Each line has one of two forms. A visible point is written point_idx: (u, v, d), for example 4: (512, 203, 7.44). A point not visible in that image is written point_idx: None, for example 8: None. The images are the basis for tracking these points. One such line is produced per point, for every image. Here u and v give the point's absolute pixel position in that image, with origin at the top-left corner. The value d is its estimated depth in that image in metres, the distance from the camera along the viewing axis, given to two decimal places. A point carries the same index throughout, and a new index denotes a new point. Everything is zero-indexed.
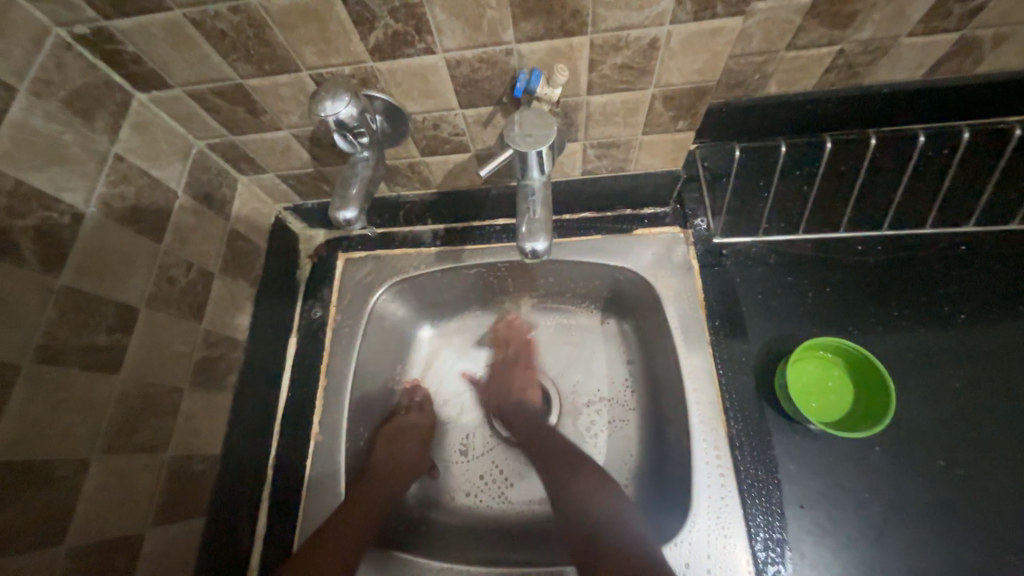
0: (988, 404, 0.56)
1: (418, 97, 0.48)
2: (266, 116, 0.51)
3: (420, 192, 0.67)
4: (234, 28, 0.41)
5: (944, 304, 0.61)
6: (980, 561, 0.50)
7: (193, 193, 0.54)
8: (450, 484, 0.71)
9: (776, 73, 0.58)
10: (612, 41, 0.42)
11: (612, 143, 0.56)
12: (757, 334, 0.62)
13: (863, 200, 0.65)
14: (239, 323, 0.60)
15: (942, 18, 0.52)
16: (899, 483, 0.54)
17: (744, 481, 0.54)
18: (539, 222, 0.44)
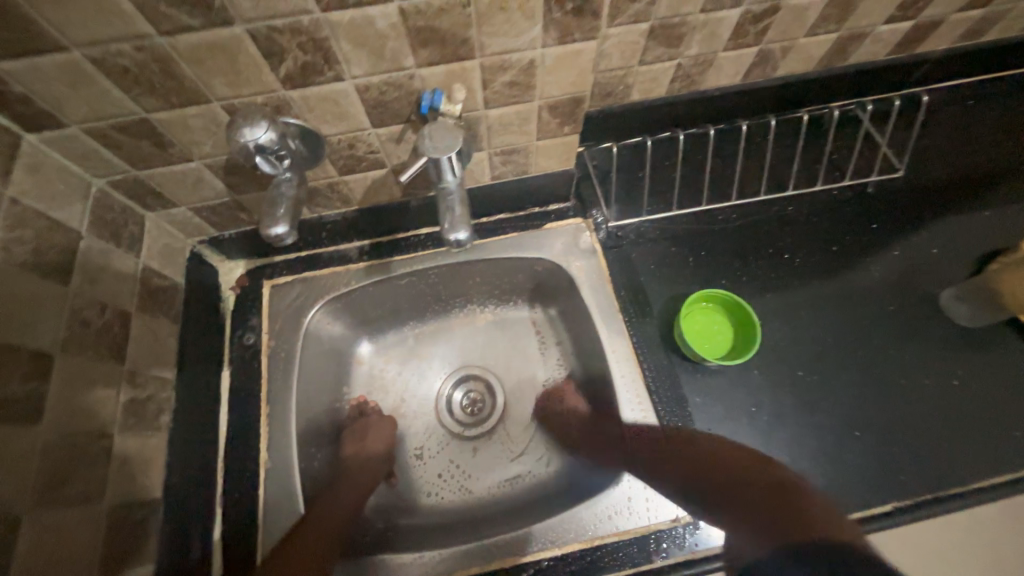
0: (827, 324, 0.73)
1: (331, 120, 0.52)
2: (176, 148, 0.51)
3: (342, 210, 0.70)
4: (139, 64, 0.42)
5: (787, 253, 0.77)
6: (839, 441, 0.65)
7: (99, 232, 0.52)
8: (408, 489, 0.74)
9: (635, 84, 0.72)
10: (498, 63, 0.50)
11: (513, 149, 0.65)
12: (657, 298, 0.74)
13: (718, 179, 0.80)
14: (163, 362, 0.58)
15: (744, 36, 0.69)
16: (775, 396, 0.67)
17: (663, 418, 0.65)
18: (460, 217, 0.50)
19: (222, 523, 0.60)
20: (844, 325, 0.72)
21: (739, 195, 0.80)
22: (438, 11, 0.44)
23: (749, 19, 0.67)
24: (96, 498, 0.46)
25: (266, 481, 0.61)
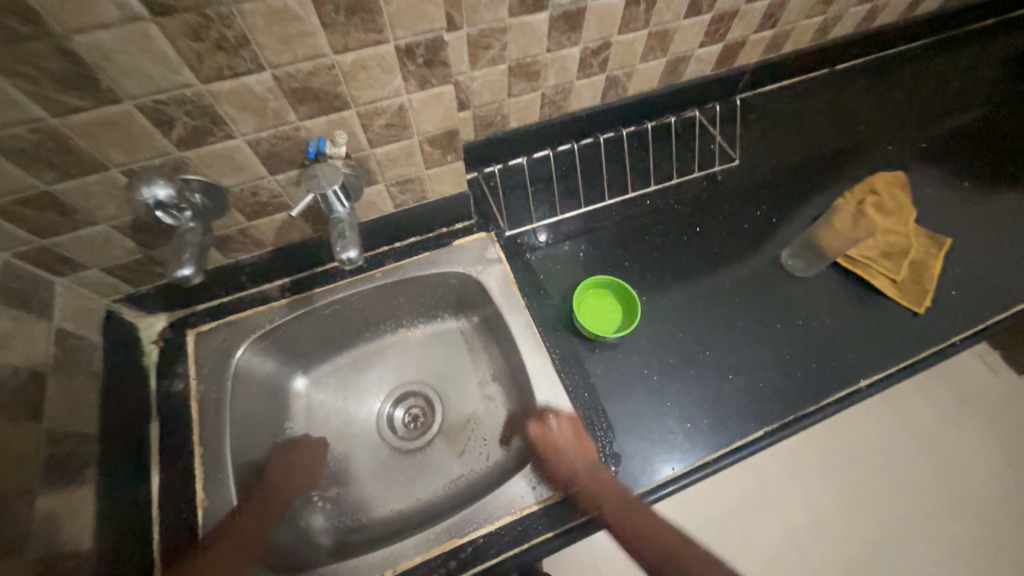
0: (699, 292, 0.86)
1: (230, 173, 0.59)
2: (80, 214, 0.56)
3: (257, 253, 0.75)
4: (35, 144, 0.47)
5: (660, 238, 0.91)
6: (718, 386, 0.77)
7: (9, 301, 0.55)
8: (353, 505, 0.77)
9: (510, 113, 0.85)
10: (372, 110, 0.60)
11: (406, 180, 0.74)
12: (555, 291, 0.85)
13: (595, 185, 0.94)
14: (85, 418, 0.60)
15: (590, 67, 0.84)
16: (661, 359, 0.80)
17: (571, 391, 0.73)
18: (349, 238, 0.58)
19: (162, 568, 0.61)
20: (711, 291, 0.87)
21: (613, 196, 0.93)
22: (308, 74, 0.52)
23: (589, 54, 0.81)
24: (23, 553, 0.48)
25: (206, 518, 0.64)
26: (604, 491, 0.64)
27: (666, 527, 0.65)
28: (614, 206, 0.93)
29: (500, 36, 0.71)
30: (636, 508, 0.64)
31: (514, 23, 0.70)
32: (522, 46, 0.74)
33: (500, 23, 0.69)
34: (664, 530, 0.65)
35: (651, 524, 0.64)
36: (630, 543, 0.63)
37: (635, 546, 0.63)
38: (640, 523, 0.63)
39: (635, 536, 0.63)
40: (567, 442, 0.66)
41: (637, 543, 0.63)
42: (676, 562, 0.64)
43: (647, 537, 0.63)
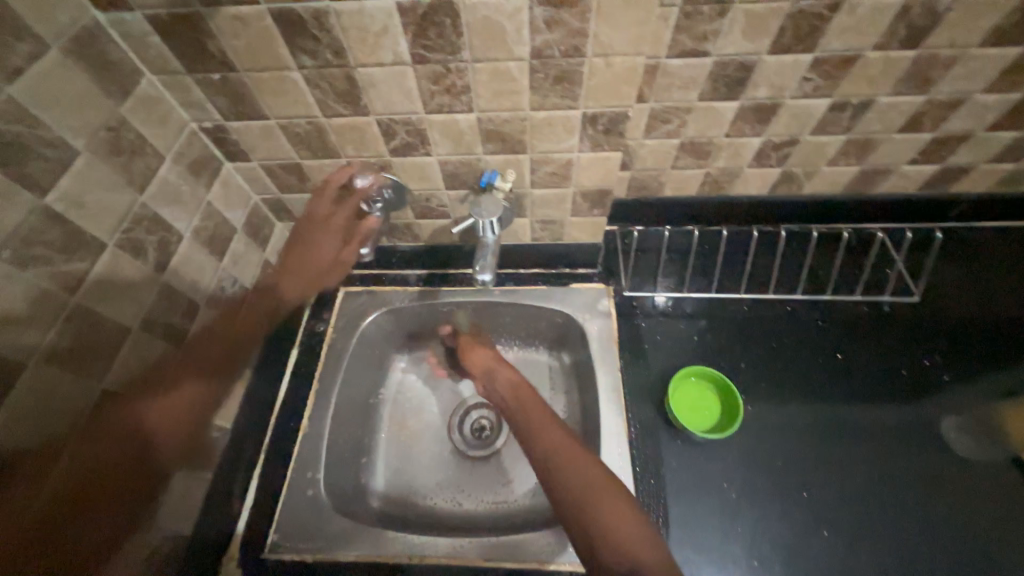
0: (819, 425, 0.76)
1: (417, 180, 0.72)
2: (310, 183, 0.73)
3: (411, 244, 0.89)
4: (306, 131, 0.64)
5: (792, 350, 0.82)
6: (808, 538, 0.67)
7: (247, 230, 0.74)
8: (407, 486, 0.85)
9: (667, 182, 0.86)
10: (544, 158, 0.67)
11: (550, 221, 0.80)
12: (654, 365, 0.82)
13: (733, 273, 0.89)
14: (258, 330, 0.77)
15: (766, 159, 0.81)
16: (749, 479, 0.71)
17: (637, 473, 0.71)
18: (489, 263, 0.66)
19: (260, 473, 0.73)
20: (834, 430, 0.75)
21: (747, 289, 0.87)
22: (504, 121, 0.61)
23: (770, 146, 0.79)
24: None
25: (301, 442, 0.75)
26: (557, 462, 0.64)
27: (619, 512, 0.59)
28: (748, 301, 0.87)
29: (682, 115, 0.73)
30: (598, 498, 0.60)
31: (700, 106, 0.72)
32: (701, 127, 0.75)
33: (685, 104, 0.72)
34: (625, 525, 0.57)
35: (614, 521, 0.58)
36: (563, 515, 0.61)
37: (571, 524, 0.60)
38: (603, 499, 0.60)
39: (572, 506, 0.60)
40: (529, 405, 0.73)
41: (570, 512, 0.60)
42: (615, 539, 0.56)
43: (600, 520, 0.58)
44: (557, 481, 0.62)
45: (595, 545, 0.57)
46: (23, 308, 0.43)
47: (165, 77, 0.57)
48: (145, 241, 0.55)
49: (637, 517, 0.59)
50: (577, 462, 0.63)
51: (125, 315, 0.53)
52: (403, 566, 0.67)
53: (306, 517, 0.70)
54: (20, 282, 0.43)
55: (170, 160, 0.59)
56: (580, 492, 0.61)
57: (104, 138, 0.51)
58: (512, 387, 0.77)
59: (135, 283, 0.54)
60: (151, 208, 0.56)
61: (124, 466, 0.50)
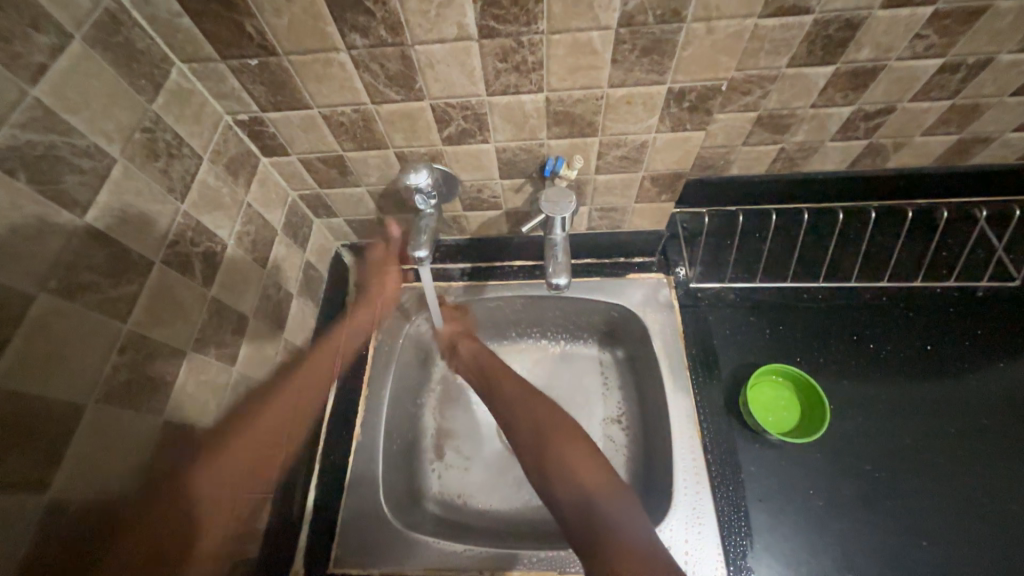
0: (907, 424, 0.71)
1: (470, 170, 0.65)
2: (353, 177, 0.67)
3: (456, 237, 0.82)
4: (352, 120, 0.57)
5: (871, 342, 0.77)
6: (904, 546, 0.63)
7: (287, 231, 0.69)
8: (461, 488, 0.80)
9: (737, 160, 0.78)
10: (615, 141, 0.60)
11: (611, 208, 0.73)
12: (726, 362, 0.77)
13: (806, 257, 0.82)
14: (305, 336, 0.73)
15: (853, 130, 0.72)
16: (836, 483, 0.67)
17: (714, 479, 0.67)
18: (562, 264, 0.60)
19: (316, 488, 0.70)
20: (926, 430, 0.70)
21: (827, 277, 0.81)
22: (577, 101, 0.54)
23: (861, 115, 0.70)
24: (252, 431, 0.60)
25: (355, 451, 0.72)
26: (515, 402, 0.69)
27: (574, 447, 0.63)
28: (819, 289, 0.81)
29: (766, 85, 0.64)
30: (556, 437, 0.64)
31: (788, 73, 0.63)
32: (786, 97, 0.66)
33: (773, 72, 0.62)
34: (576, 461, 0.62)
35: (572, 458, 0.62)
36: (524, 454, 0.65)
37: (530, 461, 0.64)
38: (567, 445, 0.63)
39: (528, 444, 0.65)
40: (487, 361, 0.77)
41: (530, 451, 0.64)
42: (568, 471, 0.61)
43: (559, 457, 0.62)
44: (507, 416, 0.69)
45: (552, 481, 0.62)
46: (75, 345, 0.38)
47: (195, 65, 0.50)
48: (191, 254, 0.50)
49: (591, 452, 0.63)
50: (539, 411, 0.67)
51: (179, 338, 0.48)
52: None
53: (372, 533, 0.67)
54: (70, 316, 0.38)
55: (208, 161, 0.53)
56: (540, 420, 0.66)
57: (140, 141, 0.45)
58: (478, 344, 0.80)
59: (185, 301, 0.49)
60: (194, 217, 0.51)
61: (127, 506, 0.42)
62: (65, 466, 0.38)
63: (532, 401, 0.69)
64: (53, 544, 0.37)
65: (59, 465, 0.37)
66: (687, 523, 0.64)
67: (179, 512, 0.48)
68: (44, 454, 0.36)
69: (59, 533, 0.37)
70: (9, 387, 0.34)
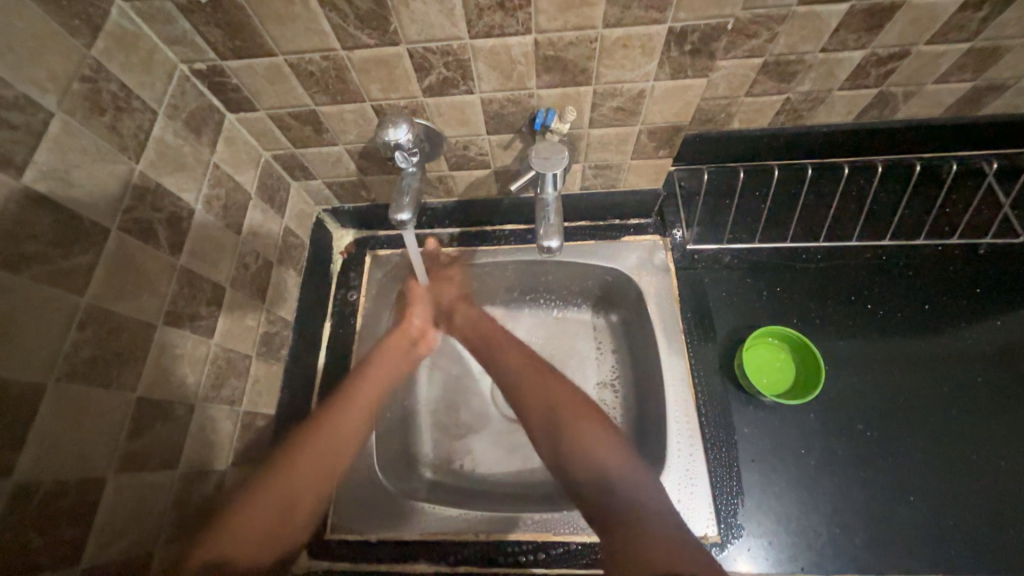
0: (899, 382, 0.71)
1: (454, 125, 0.60)
2: (328, 134, 0.62)
3: (443, 199, 0.78)
4: (322, 70, 0.52)
5: (869, 303, 0.76)
6: (890, 500, 0.64)
7: (262, 195, 0.64)
8: (456, 453, 0.80)
9: (737, 113, 0.73)
10: (611, 90, 0.55)
11: (606, 165, 0.69)
12: (722, 326, 0.76)
13: (806, 215, 0.79)
14: (288, 305, 0.70)
15: (864, 77, 0.68)
16: (828, 442, 0.68)
17: (708, 441, 0.68)
18: (553, 226, 0.57)
19: None
20: (919, 389, 0.70)
21: (826, 237, 0.79)
22: (568, 44, 0.49)
23: (872, 61, 0.65)
24: (237, 404, 0.59)
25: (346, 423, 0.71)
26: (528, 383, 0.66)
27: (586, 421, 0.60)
28: (817, 249, 0.79)
29: (774, 26, 0.59)
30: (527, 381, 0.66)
31: (799, 12, 0.58)
32: (794, 40, 0.61)
33: (782, 10, 0.57)
34: (593, 439, 0.58)
35: (583, 433, 0.59)
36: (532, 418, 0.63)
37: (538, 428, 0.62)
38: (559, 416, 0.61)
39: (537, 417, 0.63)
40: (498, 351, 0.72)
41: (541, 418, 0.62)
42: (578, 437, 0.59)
43: (577, 438, 0.59)
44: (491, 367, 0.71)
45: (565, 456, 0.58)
46: (24, 322, 0.35)
47: (138, 4, 0.45)
48: (153, 220, 0.47)
49: (610, 435, 0.59)
50: (544, 390, 0.64)
51: (145, 310, 0.45)
52: (470, 544, 0.65)
53: (369, 500, 0.68)
54: (15, 290, 0.35)
55: (163, 116, 0.48)
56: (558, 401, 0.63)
57: (80, 92, 0.40)
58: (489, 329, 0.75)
59: (150, 272, 0.46)
60: (153, 179, 0.47)
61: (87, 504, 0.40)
62: (29, 449, 0.35)
63: (538, 383, 0.65)
64: (23, 528, 0.35)
65: (22, 448, 0.35)
66: (681, 483, 0.65)
67: (164, 487, 0.47)
68: (7, 435, 0.34)
69: (29, 517, 0.35)
70: None
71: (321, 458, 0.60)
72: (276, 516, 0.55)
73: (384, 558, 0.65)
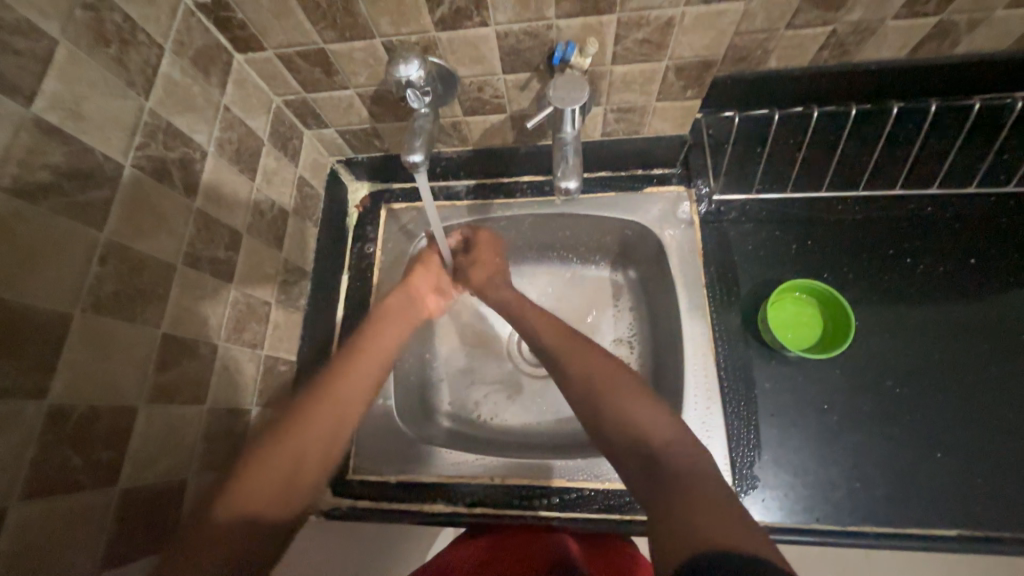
0: (933, 339, 0.67)
1: (469, 63, 0.57)
2: (339, 76, 0.60)
3: (458, 149, 0.76)
4: (329, 1, 0.50)
5: (907, 257, 0.71)
6: (914, 457, 0.62)
7: (275, 142, 0.63)
8: (472, 405, 0.81)
9: (775, 50, 0.67)
10: (636, 19, 0.51)
11: (629, 108, 0.65)
12: (747, 281, 0.73)
13: (843, 163, 0.74)
14: (305, 256, 0.70)
15: (923, 3, 0.61)
16: (852, 399, 0.66)
17: (726, 395, 0.66)
18: (571, 167, 0.54)
19: None
20: (954, 347, 0.67)
21: (867, 187, 0.73)
22: None
23: None
24: (259, 348, 0.60)
25: None
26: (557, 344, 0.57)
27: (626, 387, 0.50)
28: (855, 199, 0.74)
29: None
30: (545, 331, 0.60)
31: None
32: None
33: None
34: (635, 405, 0.48)
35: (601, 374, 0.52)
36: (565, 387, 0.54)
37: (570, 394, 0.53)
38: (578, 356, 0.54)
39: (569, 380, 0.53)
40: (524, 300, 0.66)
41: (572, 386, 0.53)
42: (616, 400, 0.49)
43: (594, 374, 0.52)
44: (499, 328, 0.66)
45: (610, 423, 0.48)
46: (47, 252, 0.36)
47: None
48: (166, 160, 0.46)
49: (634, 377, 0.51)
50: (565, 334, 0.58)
51: (164, 250, 0.46)
52: (485, 488, 0.67)
53: (388, 444, 0.70)
54: (37, 221, 0.35)
55: (171, 52, 0.47)
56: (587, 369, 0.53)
57: (84, 21, 0.39)
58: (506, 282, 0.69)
59: (167, 212, 0.46)
60: (164, 118, 0.46)
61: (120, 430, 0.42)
62: (61, 374, 0.37)
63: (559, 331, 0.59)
64: (61, 446, 0.37)
65: (55, 373, 0.37)
66: (696, 436, 0.64)
67: (192, 420, 0.49)
68: (40, 360, 0.36)
69: (66, 437, 0.37)
70: None
71: (329, 413, 0.52)
72: (288, 471, 0.48)
73: (402, 497, 0.68)
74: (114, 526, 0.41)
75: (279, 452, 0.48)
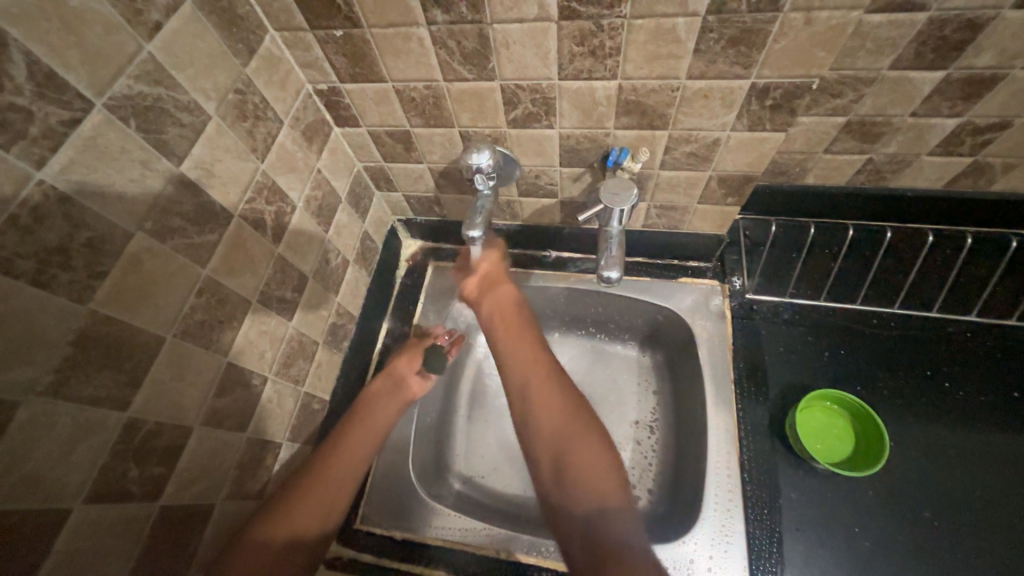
0: (976, 472, 0.64)
1: (531, 155, 0.64)
2: (416, 153, 0.68)
3: (508, 222, 0.82)
4: (422, 97, 0.58)
5: (946, 381, 0.70)
6: None
7: (350, 200, 0.72)
8: (484, 468, 0.81)
9: (814, 169, 0.73)
10: (686, 136, 0.57)
11: (672, 206, 0.70)
12: (775, 382, 0.73)
13: (881, 280, 0.74)
14: (357, 302, 0.76)
15: (957, 145, 0.65)
16: (886, 525, 0.62)
17: (749, 500, 0.64)
18: (614, 259, 0.59)
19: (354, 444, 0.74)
20: (999, 481, 0.64)
21: (904, 304, 0.74)
22: (651, 91, 0.52)
23: (967, 129, 0.63)
24: (301, 384, 0.64)
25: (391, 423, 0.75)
26: (542, 394, 0.60)
27: (589, 436, 0.57)
28: (889, 315, 0.75)
29: (861, 87, 0.59)
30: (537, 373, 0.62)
31: (890, 76, 0.57)
32: (882, 102, 0.61)
33: (872, 73, 0.57)
34: (596, 464, 0.54)
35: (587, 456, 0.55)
36: (539, 449, 0.58)
37: (545, 448, 0.57)
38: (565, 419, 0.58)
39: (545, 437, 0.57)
40: (514, 319, 0.69)
41: (546, 449, 0.57)
42: (586, 475, 0.53)
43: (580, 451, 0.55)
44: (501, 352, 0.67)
45: (567, 494, 0.53)
46: (160, 283, 0.42)
47: (285, 33, 0.53)
48: (264, 212, 0.54)
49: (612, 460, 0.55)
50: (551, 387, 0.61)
51: (245, 288, 0.52)
52: (490, 560, 0.65)
53: (399, 497, 0.71)
54: (159, 256, 0.42)
55: (287, 126, 0.56)
56: (562, 437, 0.56)
57: (232, 101, 0.48)
58: (498, 302, 0.72)
59: (255, 256, 0.53)
60: (270, 177, 0.54)
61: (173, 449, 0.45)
62: (142, 390, 0.42)
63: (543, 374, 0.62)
64: (125, 458, 0.41)
65: (138, 389, 0.41)
66: (713, 537, 0.62)
67: (232, 448, 0.53)
68: (130, 375, 0.40)
69: (132, 449, 0.41)
70: (105, 313, 0.38)
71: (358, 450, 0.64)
72: (320, 506, 0.57)
73: (402, 557, 0.66)
74: (147, 543, 0.43)
75: (314, 492, 0.57)
